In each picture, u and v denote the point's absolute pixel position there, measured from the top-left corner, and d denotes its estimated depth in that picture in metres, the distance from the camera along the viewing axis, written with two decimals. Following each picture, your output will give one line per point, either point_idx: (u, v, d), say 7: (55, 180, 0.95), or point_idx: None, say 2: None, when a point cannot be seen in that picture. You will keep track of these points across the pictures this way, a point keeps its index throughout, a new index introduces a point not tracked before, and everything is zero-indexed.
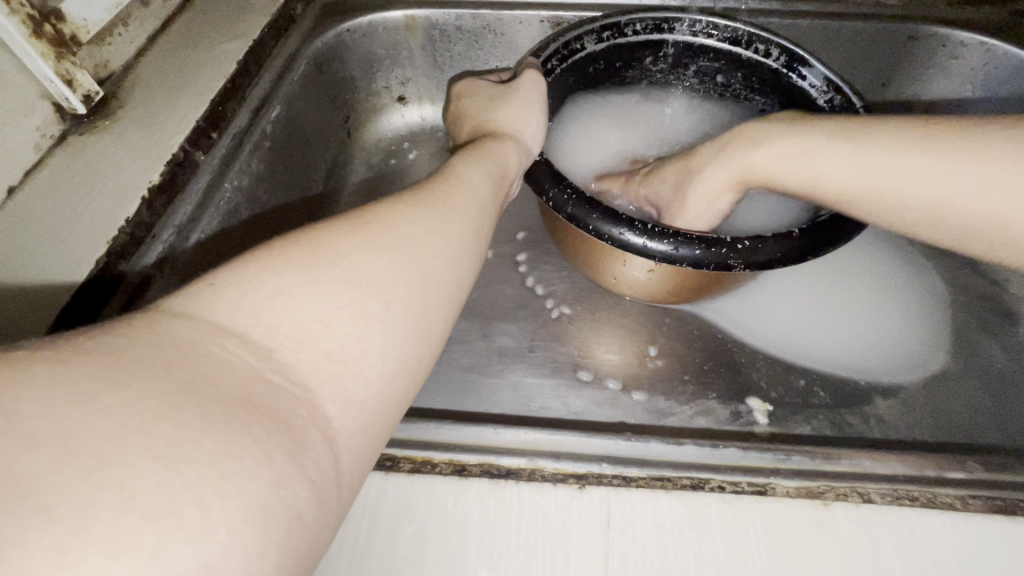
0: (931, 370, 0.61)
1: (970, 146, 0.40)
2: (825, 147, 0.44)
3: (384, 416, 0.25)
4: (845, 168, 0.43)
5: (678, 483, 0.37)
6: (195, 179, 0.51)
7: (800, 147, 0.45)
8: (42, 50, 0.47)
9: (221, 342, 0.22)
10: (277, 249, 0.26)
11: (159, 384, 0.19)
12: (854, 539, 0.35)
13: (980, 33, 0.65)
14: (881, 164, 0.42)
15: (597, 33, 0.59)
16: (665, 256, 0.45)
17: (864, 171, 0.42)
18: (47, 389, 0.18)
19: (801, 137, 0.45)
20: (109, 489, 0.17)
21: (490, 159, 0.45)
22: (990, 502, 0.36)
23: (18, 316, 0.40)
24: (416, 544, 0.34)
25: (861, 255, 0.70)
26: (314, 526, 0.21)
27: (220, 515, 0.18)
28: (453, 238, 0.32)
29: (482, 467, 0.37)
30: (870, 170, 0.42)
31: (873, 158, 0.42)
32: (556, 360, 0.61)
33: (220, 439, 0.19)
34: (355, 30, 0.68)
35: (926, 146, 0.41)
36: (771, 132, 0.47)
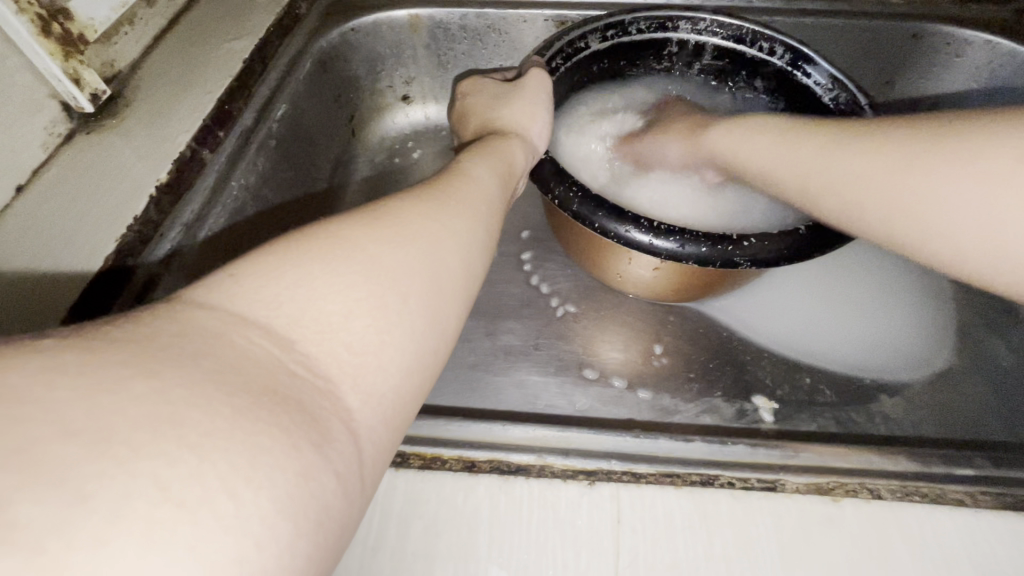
0: (936, 368, 0.61)
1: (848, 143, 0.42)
2: (758, 144, 0.48)
3: (403, 410, 0.26)
4: (756, 151, 0.48)
5: (687, 480, 0.37)
6: (201, 177, 0.51)
7: (746, 141, 0.50)
8: (50, 49, 0.47)
9: (244, 333, 0.22)
10: (295, 242, 0.26)
11: (187, 374, 0.19)
12: (865, 535, 0.35)
13: (985, 31, 0.65)
14: (790, 159, 0.46)
15: (601, 32, 0.59)
16: (671, 253, 0.45)
17: (776, 170, 0.47)
18: (77, 378, 0.18)
19: (747, 132, 0.49)
20: (143, 477, 0.17)
21: (497, 157, 0.45)
22: (1000, 498, 0.36)
23: (31, 309, 0.41)
24: (427, 540, 0.34)
25: (864, 254, 0.70)
26: (340, 517, 0.21)
27: (251, 505, 0.18)
28: (463, 234, 0.32)
29: (491, 463, 0.37)
30: (781, 164, 0.46)
31: (783, 153, 0.46)
32: (562, 358, 0.61)
33: (248, 429, 0.19)
34: (360, 29, 0.69)
35: (825, 149, 0.43)
36: (730, 129, 0.51)
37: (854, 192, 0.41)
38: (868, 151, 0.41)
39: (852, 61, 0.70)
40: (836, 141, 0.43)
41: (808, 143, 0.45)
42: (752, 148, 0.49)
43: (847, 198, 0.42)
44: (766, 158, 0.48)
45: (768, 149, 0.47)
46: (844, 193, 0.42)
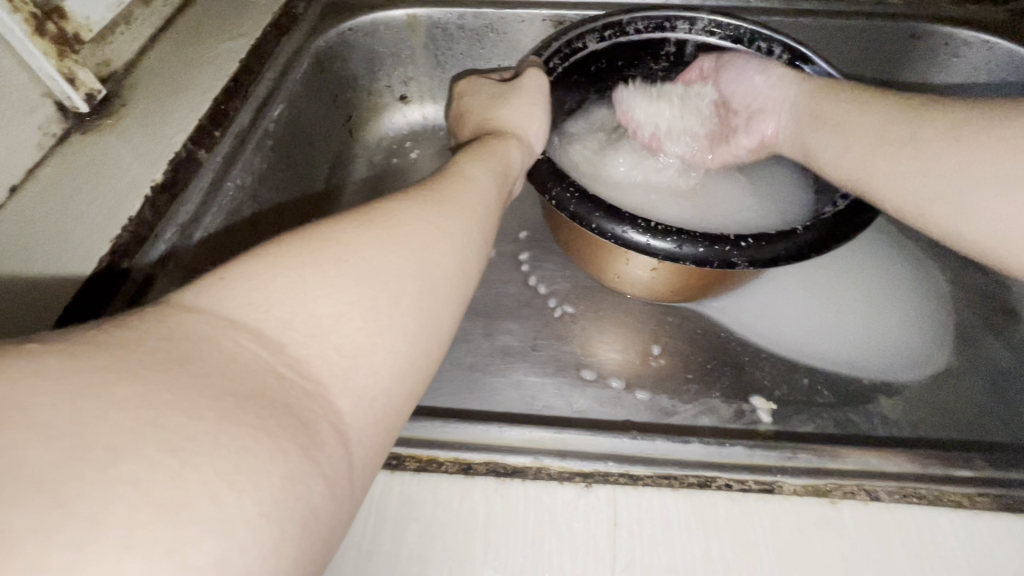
0: (934, 368, 0.60)
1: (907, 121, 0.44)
2: (830, 107, 0.49)
3: (394, 412, 0.25)
4: (825, 109, 0.49)
5: (684, 482, 0.37)
6: (197, 178, 0.50)
7: (819, 103, 0.50)
8: (44, 49, 0.47)
9: (233, 336, 0.22)
10: (287, 244, 0.26)
11: (173, 377, 0.19)
12: (862, 537, 0.34)
13: (983, 31, 0.65)
14: (859, 124, 0.47)
15: (598, 32, 0.59)
16: (668, 253, 0.45)
17: (837, 130, 0.48)
18: (61, 382, 0.18)
19: (824, 93, 0.50)
20: (126, 482, 0.16)
21: (494, 157, 0.45)
22: (999, 500, 0.36)
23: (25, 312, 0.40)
24: (422, 543, 0.34)
25: (864, 255, 0.69)
26: (328, 522, 0.21)
27: (236, 510, 0.18)
28: (459, 235, 0.32)
29: (488, 465, 0.37)
30: (847, 127, 0.48)
31: (853, 118, 0.47)
32: (559, 359, 0.61)
33: (234, 433, 0.19)
34: (357, 29, 0.68)
35: (893, 120, 0.45)
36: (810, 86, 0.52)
37: (895, 168, 0.43)
38: (921, 132, 0.43)
39: (850, 61, 0.69)
40: (903, 115, 0.44)
41: (879, 113, 0.46)
42: (830, 104, 0.49)
43: (901, 169, 0.43)
44: (835, 118, 0.48)
45: (842, 108, 0.48)
46: (898, 162, 0.43)
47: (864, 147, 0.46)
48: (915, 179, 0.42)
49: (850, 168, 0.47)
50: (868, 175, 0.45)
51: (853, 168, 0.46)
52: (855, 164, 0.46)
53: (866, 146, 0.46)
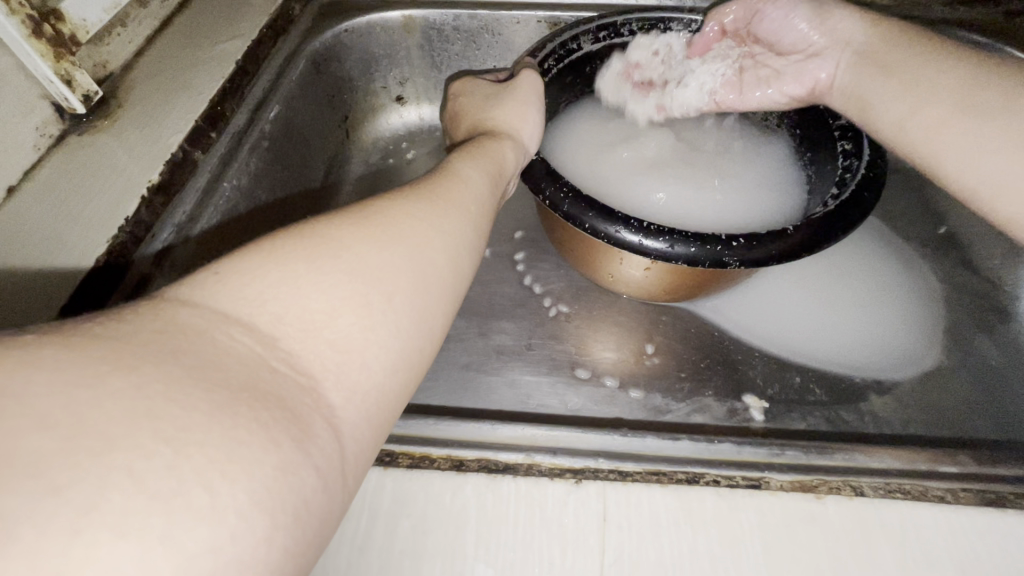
0: (925, 367, 0.61)
1: (990, 90, 0.43)
2: (907, 65, 0.49)
3: (387, 407, 0.26)
4: (904, 64, 0.50)
5: (673, 478, 0.37)
6: (193, 178, 0.51)
7: (896, 58, 0.50)
8: (42, 50, 0.47)
9: (226, 330, 0.22)
10: (282, 240, 0.26)
11: (166, 369, 0.20)
12: (847, 531, 0.35)
13: (972, 33, 0.65)
14: (933, 87, 0.47)
15: (593, 34, 0.61)
16: (660, 252, 0.45)
17: (909, 88, 0.48)
18: (56, 374, 0.18)
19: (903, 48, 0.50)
20: (118, 470, 0.17)
21: (488, 156, 0.45)
22: (981, 495, 0.37)
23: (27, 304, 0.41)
24: (414, 539, 0.34)
25: (856, 255, 0.70)
26: (318, 513, 0.21)
27: (228, 499, 0.18)
28: (452, 233, 0.32)
29: (479, 462, 0.37)
30: (921, 88, 0.48)
31: (929, 79, 0.47)
32: (553, 358, 0.61)
33: (227, 424, 0.19)
34: (354, 30, 0.69)
35: (967, 84, 0.45)
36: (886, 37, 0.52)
37: (956, 141, 0.45)
38: (992, 108, 0.43)
39: None
40: (979, 80, 0.45)
41: (954, 76, 0.46)
42: (905, 60, 0.50)
43: (968, 139, 0.44)
44: (909, 75, 0.49)
45: (921, 63, 0.48)
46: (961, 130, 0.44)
47: (932, 111, 0.46)
48: (972, 156, 0.43)
49: (919, 131, 0.47)
50: (935, 142, 0.46)
51: (923, 130, 0.47)
52: (926, 127, 0.47)
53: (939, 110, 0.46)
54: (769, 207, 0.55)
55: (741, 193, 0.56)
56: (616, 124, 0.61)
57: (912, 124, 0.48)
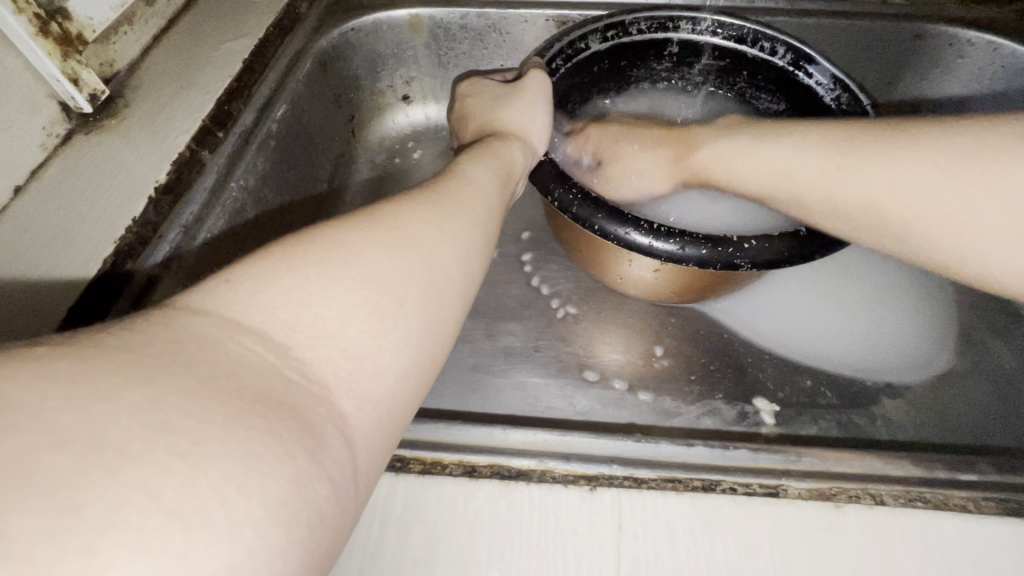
0: (938, 370, 0.61)
1: (874, 167, 0.43)
2: (771, 164, 0.48)
3: (399, 414, 0.25)
4: (761, 172, 0.49)
5: (689, 485, 0.37)
6: (201, 178, 0.51)
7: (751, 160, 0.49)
8: (49, 49, 0.47)
9: (240, 340, 0.22)
10: (292, 246, 0.26)
11: (179, 381, 0.19)
12: (867, 540, 0.34)
13: (988, 32, 0.65)
14: (821, 172, 0.45)
15: (602, 33, 0.59)
16: (672, 256, 0.45)
17: (788, 193, 0.47)
18: (70, 387, 0.18)
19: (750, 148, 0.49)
20: (134, 486, 0.16)
21: (497, 158, 0.45)
22: (1003, 504, 0.36)
23: (34, 313, 0.40)
24: (427, 546, 0.34)
25: (869, 254, 0.69)
26: (333, 524, 0.21)
27: (243, 513, 0.18)
28: (463, 237, 0.32)
29: (493, 468, 0.37)
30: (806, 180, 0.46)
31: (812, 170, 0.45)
32: (562, 360, 0.61)
33: (241, 436, 0.19)
34: (360, 29, 0.68)
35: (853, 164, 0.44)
36: (728, 149, 0.51)
37: (880, 211, 0.43)
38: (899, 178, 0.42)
39: (853, 59, 0.69)
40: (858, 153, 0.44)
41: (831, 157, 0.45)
42: (754, 167, 0.49)
43: (930, 195, 0.41)
44: (771, 181, 0.48)
45: (766, 169, 0.48)
46: (887, 191, 0.42)
47: (834, 198, 0.45)
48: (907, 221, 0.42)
49: (829, 211, 0.45)
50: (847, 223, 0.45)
51: (840, 204, 0.44)
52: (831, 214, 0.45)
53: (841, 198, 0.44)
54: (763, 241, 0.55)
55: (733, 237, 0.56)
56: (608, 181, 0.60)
57: (817, 205, 0.45)
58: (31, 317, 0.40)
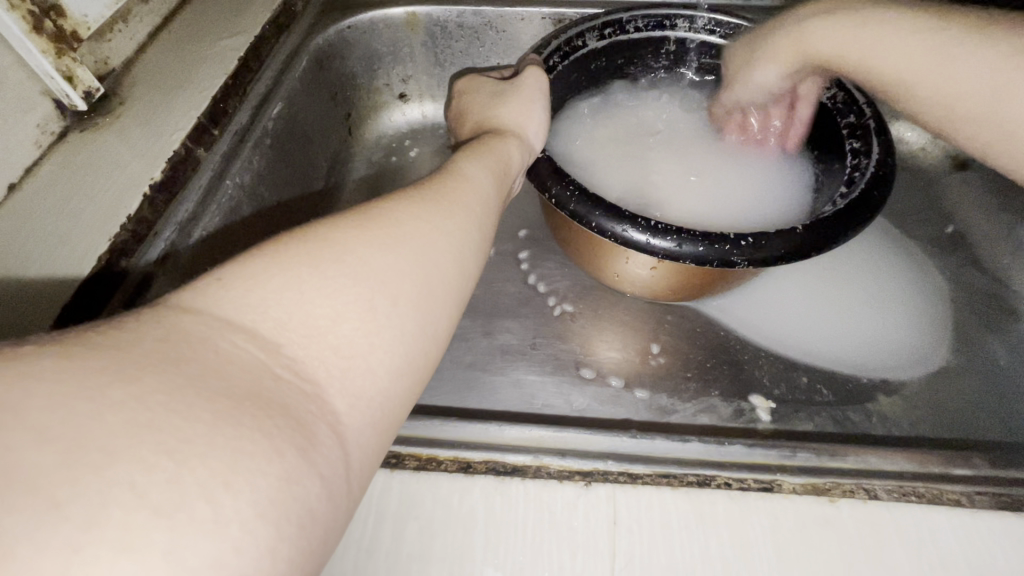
0: (934, 366, 0.61)
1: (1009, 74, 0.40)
2: (899, 53, 0.44)
3: (393, 412, 0.25)
4: (881, 54, 0.45)
5: (684, 480, 0.37)
6: (197, 175, 0.50)
7: (900, 47, 0.44)
8: (43, 46, 0.47)
9: (230, 338, 0.22)
10: (286, 244, 0.26)
11: (167, 380, 0.19)
12: (861, 536, 0.34)
13: None
14: (981, 82, 0.41)
15: (598, 30, 0.59)
16: (668, 252, 0.45)
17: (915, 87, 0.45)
18: (57, 386, 0.18)
19: (900, 34, 0.45)
20: (120, 484, 0.17)
21: (493, 155, 0.45)
22: (997, 498, 0.36)
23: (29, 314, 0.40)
24: (421, 542, 0.34)
25: (864, 253, 0.70)
26: (324, 522, 0.21)
27: (231, 510, 0.18)
28: (458, 233, 0.32)
29: (487, 463, 0.37)
30: (960, 87, 0.42)
31: (977, 67, 0.41)
32: (558, 358, 0.61)
33: (230, 434, 0.19)
34: (356, 27, 0.68)
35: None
36: (869, 30, 0.46)
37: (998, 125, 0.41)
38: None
39: None
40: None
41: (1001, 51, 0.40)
42: (884, 49, 0.45)
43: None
44: (902, 61, 0.44)
45: (893, 50, 0.45)
46: None
47: (954, 103, 0.43)
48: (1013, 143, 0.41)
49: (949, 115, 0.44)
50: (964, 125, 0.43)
51: (964, 110, 0.42)
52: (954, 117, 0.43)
53: (959, 102, 0.42)
54: (754, 205, 0.55)
55: (727, 194, 0.55)
56: (621, 128, 0.61)
57: (945, 104, 0.43)
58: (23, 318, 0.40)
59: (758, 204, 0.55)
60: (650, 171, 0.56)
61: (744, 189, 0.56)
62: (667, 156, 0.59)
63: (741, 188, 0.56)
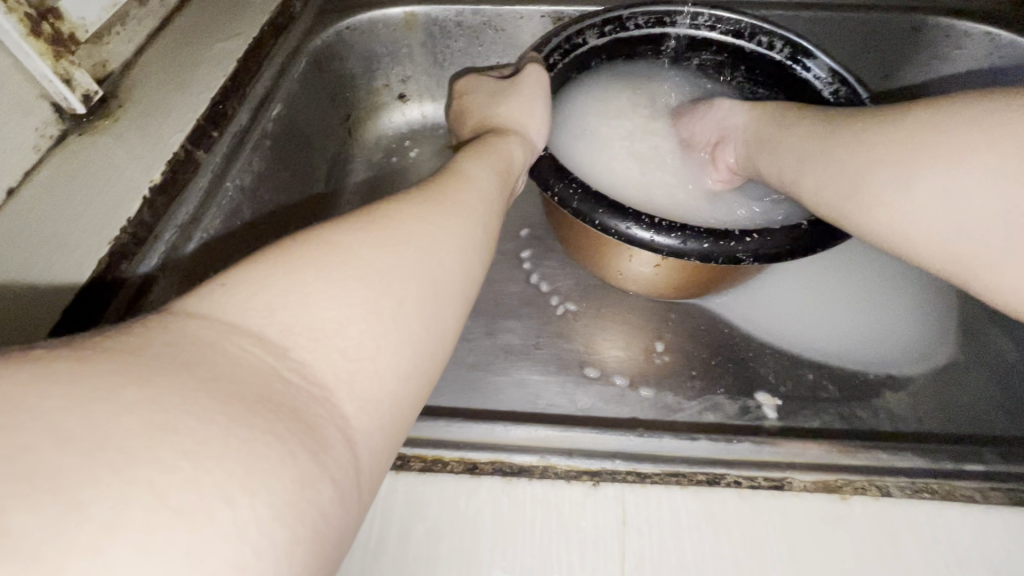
0: (939, 361, 0.60)
1: (859, 159, 0.42)
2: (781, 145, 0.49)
3: (401, 415, 0.25)
4: (773, 145, 0.50)
5: (693, 480, 0.36)
6: (197, 178, 0.50)
7: (781, 132, 0.49)
8: (39, 50, 0.46)
9: (238, 342, 0.21)
10: (290, 248, 0.26)
11: (179, 383, 0.19)
12: (873, 533, 0.34)
13: (984, 23, 0.65)
14: (834, 166, 0.43)
15: (598, 28, 0.58)
16: (673, 250, 0.44)
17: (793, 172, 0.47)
18: (71, 388, 0.17)
19: (779, 117, 0.50)
20: (139, 484, 0.16)
21: (495, 155, 0.45)
22: (1010, 494, 0.36)
23: (43, 316, 0.40)
24: (429, 544, 0.33)
25: (867, 248, 0.69)
26: (336, 527, 0.21)
27: (249, 513, 0.18)
28: (462, 234, 0.32)
29: (494, 464, 0.37)
30: (818, 174, 0.45)
31: (812, 144, 0.46)
32: (562, 357, 0.60)
33: (243, 436, 0.19)
34: (355, 27, 0.68)
35: (852, 143, 0.43)
36: (766, 117, 0.52)
37: (851, 206, 0.42)
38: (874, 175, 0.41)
39: (849, 53, 0.69)
40: (862, 131, 0.43)
41: (822, 129, 0.46)
42: (775, 141, 0.50)
43: (893, 197, 0.40)
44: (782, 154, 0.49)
45: (778, 142, 0.49)
46: (897, 209, 0.40)
47: (817, 187, 0.45)
48: (869, 223, 0.41)
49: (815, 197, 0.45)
50: (828, 206, 0.44)
51: (823, 193, 0.44)
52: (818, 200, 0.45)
53: (820, 187, 0.44)
54: (696, 211, 0.54)
55: (673, 196, 0.55)
56: (595, 114, 0.60)
57: (810, 192, 0.45)
58: (34, 320, 0.40)
59: (696, 212, 0.54)
60: (604, 162, 0.56)
61: (688, 194, 0.56)
62: (616, 135, 0.59)
63: (684, 192, 0.56)
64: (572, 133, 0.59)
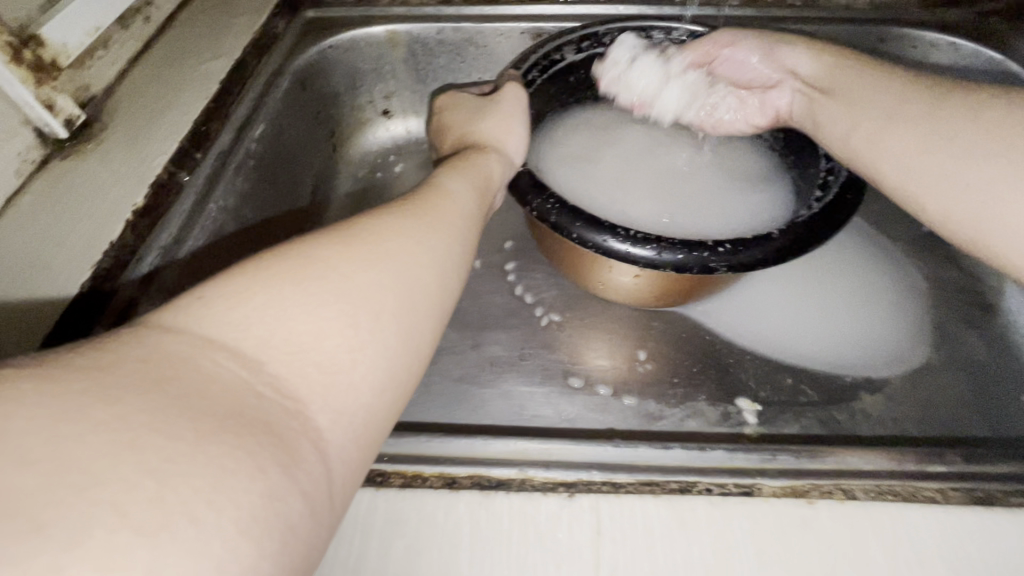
0: (915, 363, 0.62)
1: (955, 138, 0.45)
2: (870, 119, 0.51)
3: (375, 428, 0.26)
4: (860, 114, 0.52)
5: (666, 488, 0.37)
6: (180, 201, 0.51)
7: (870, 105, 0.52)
8: (22, 77, 0.47)
9: (211, 356, 0.22)
10: (271, 260, 0.26)
11: (149, 400, 0.20)
12: (839, 536, 0.35)
13: (947, 34, 0.67)
14: (927, 146, 0.47)
15: (576, 44, 0.62)
16: (649, 262, 0.45)
17: (880, 146, 0.50)
18: (40, 411, 0.18)
19: (870, 86, 0.53)
20: (103, 503, 0.17)
21: (474, 170, 0.46)
22: (971, 494, 0.37)
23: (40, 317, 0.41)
24: (408, 559, 0.34)
25: (843, 254, 0.71)
26: (305, 540, 0.21)
27: (214, 528, 0.18)
28: (441, 250, 0.32)
29: (473, 479, 0.37)
30: (910, 152, 0.48)
31: (903, 124, 0.49)
32: (546, 367, 0.61)
33: (212, 452, 0.19)
34: (338, 46, 0.69)
35: (948, 125, 0.46)
36: (852, 76, 0.54)
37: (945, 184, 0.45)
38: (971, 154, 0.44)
39: None
40: (959, 113, 0.46)
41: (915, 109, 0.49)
42: (862, 109, 0.52)
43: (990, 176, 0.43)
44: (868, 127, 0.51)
45: (864, 114, 0.52)
46: (992, 189, 0.43)
47: (909, 165, 0.48)
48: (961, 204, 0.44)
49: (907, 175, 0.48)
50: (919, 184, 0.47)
51: (915, 172, 0.47)
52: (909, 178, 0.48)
53: (912, 166, 0.48)
54: (698, 206, 0.55)
55: (673, 193, 0.56)
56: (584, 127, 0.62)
57: (899, 169, 0.48)
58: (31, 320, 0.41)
59: (701, 204, 0.55)
60: (598, 169, 0.58)
61: (692, 184, 0.57)
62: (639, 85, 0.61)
63: (688, 182, 0.57)
64: (553, 148, 0.61)
